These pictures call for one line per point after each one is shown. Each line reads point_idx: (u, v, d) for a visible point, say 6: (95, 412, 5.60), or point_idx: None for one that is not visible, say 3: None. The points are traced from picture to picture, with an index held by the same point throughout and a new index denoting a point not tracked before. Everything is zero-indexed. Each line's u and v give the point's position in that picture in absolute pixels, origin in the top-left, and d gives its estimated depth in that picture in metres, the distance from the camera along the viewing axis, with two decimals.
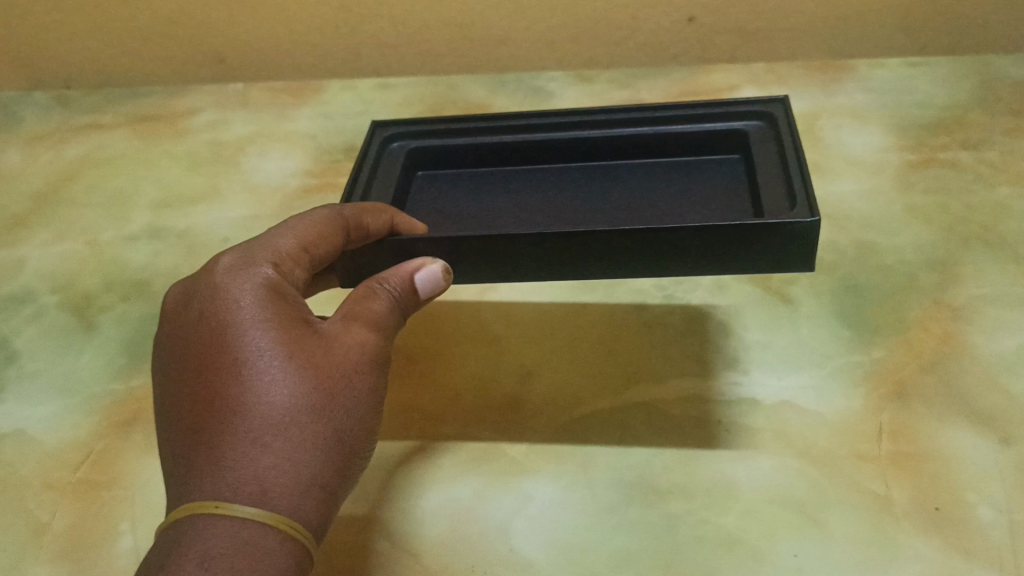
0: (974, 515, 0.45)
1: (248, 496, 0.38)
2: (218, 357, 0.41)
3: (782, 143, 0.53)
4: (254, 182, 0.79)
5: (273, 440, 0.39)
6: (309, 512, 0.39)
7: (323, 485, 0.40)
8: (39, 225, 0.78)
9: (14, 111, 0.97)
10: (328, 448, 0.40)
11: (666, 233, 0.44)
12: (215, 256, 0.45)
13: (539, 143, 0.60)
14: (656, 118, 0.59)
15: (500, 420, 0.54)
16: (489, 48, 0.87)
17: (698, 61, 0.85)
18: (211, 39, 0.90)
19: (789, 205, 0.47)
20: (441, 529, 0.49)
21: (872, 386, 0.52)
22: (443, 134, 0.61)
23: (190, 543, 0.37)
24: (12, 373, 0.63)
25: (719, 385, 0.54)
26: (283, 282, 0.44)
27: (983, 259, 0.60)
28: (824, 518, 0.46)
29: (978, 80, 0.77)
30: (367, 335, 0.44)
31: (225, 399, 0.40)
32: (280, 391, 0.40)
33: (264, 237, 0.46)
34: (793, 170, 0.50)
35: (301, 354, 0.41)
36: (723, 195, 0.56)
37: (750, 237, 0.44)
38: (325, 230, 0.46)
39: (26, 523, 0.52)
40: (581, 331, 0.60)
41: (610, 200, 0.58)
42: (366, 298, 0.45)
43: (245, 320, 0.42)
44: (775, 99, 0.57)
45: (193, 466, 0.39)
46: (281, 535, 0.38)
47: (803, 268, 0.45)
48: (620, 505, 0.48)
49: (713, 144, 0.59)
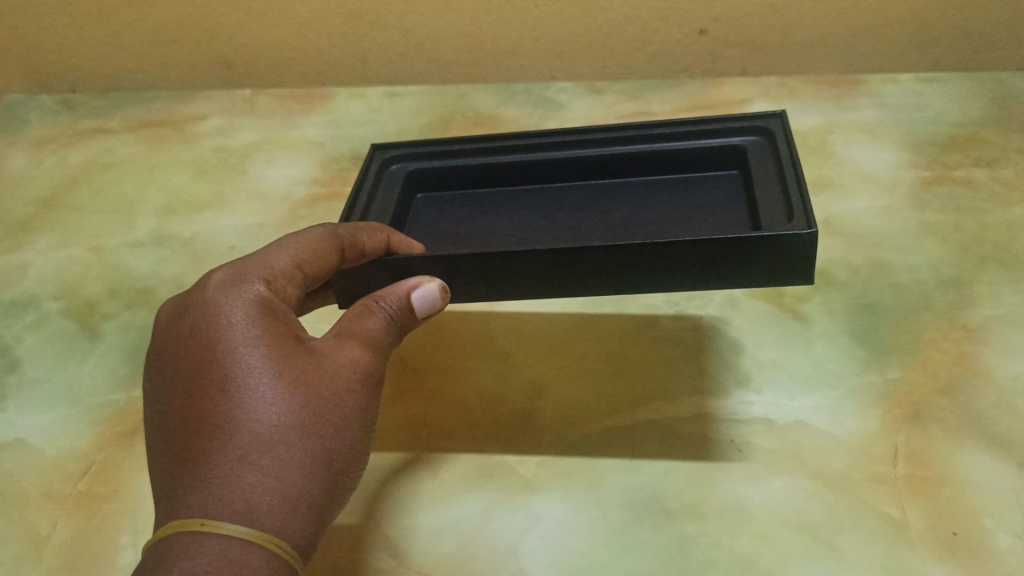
0: (992, 542, 0.44)
1: (234, 514, 0.37)
2: (207, 373, 0.40)
3: (780, 158, 0.52)
4: (262, 189, 0.78)
5: (261, 458, 0.38)
6: (296, 531, 0.38)
7: (311, 505, 0.39)
8: (43, 230, 0.78)
9: (19, 114, 0.96)
10: (316, 467, 0.40)
11: (661, 249, 0.43)
12: (206, 273, 0.45)
13: (541, 161, 0.59)
14: (655, 135, 0.58)
15: (506, 436, 0.54)
16: (498, 58, 0.86)
17: (709, 75, 0.85)
18: (219, 45, 0.89)
19: (787, 218, 0.47)
20: (449, 547, 0.48)
21: (886, 408, 0.52)
22: (442, 155, 0.61)
23: (176, 560, 0.36)
24: (12, 381, 0.62)
25: (728, 403, 0.53)
26: (274, 299, 0.44)
27: (998, 279, 0.59)
28: (839, 542, 0.45)
29: (992, 97, 0.77)
30: (361, 352, 0.43)
31: (213, 416, 0.39)
32: (269, 408, 0.39)
33: (257, 255, 0.46)
34: (791, 186, 0.49)
35: (292, 371, 0.41)
36: (723, 210, 0.55)
37: (747, 251, 0.43)
38: (318, 247, 0.46)
39: (26, 536, 0.52)
40: (591, 346, 0.59)
41: (610, 218, 0.57)
42: (361, 316, 0.44)
43: (236, 337, 0.41)
44: (773, 113, 0.55)
45: (179, 484, 0.38)
46: (267, 554, 0.37)
47: (802, 281, 0.44)
48: (631, 525, 0.48)
49: (713, 160, 0.58)
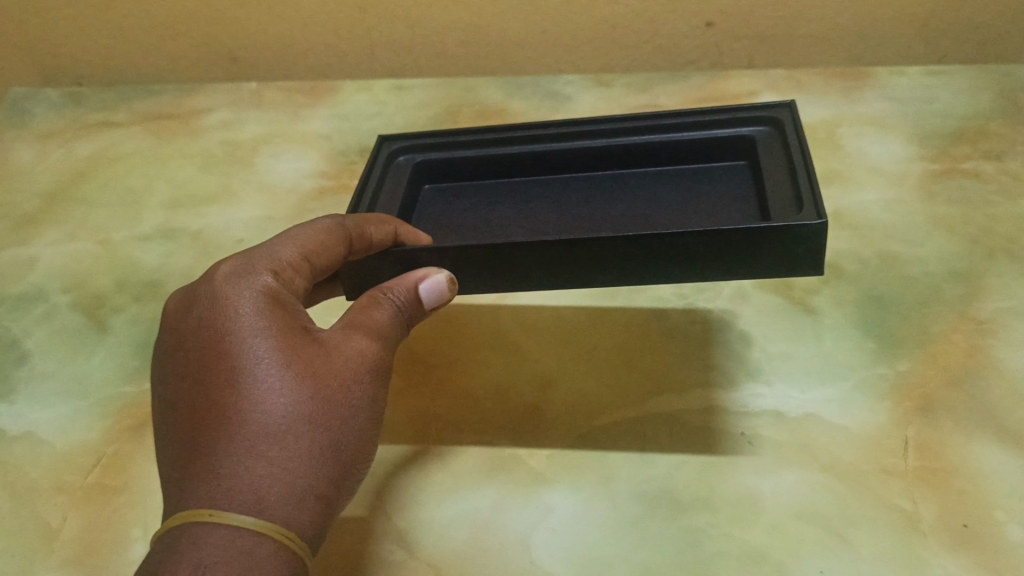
0: (1004, 534, 0.44)
1: (243, 505, 0.37)
2: (216, 364, 0.40)
3: (789, 146, 0.52)
4: (269, 182, 0.78)
5: (270, 449, 0.38)
6: (304, 522, 0.38)
7: (319, 496, 0.39)
8: (51, 224, 0.78)
9: (26, 108, 0.96)
10: (324, 458, 0.39)
11: (670, 239, 0.43)
12: (214, 265, 0.45)
13: (547, 153, 0.59)
14: (662, 126, 0.58)
15: (517, 428, 0.54)
16: (505, 51, 0.86)
17: (716, 68, 0.85)
18: (224, 38, 0.89)
19: (797, 208, 0.46)
20: (460, 539, 0.48)
21: (896, 400, 0.52)
22: (449, 147, 0.60)
23: (184, 551, 0.36)
24: (21, 374, 0.62)
25: (738, 395, 0.53)
26: (283, 291, 0.44)
27: (1007, 271, 0.59)
28: (850, 534, 0.45)
29: (1001, 89, 0.76)
30: (368, 344, 0.43)
31: (222, 407, 0.39)
32: (278, 399, 0.39)
33: (264, 245, 0.46)
34: (800, 174, 0.48)
35: (300, 362, 0.41)
36: (731, 201, 0.55)
37: (757, 241, 0.42)
38: (326, 239, 0.46)
39: (36, 529, 0.52)
40: (600, 338, 0.59)
41: (618, 210, 0.57)
42: (370, 307, 0.44)
43: (244, 328, 0.41)
44: (783, 103, 0.55)
45: (188, 475, 0.38)
46: (276, 545, 0.37)
47: (812, 272, 0.44)
48: (642, 518, 0.48)
49: (721, 151, 0.57)
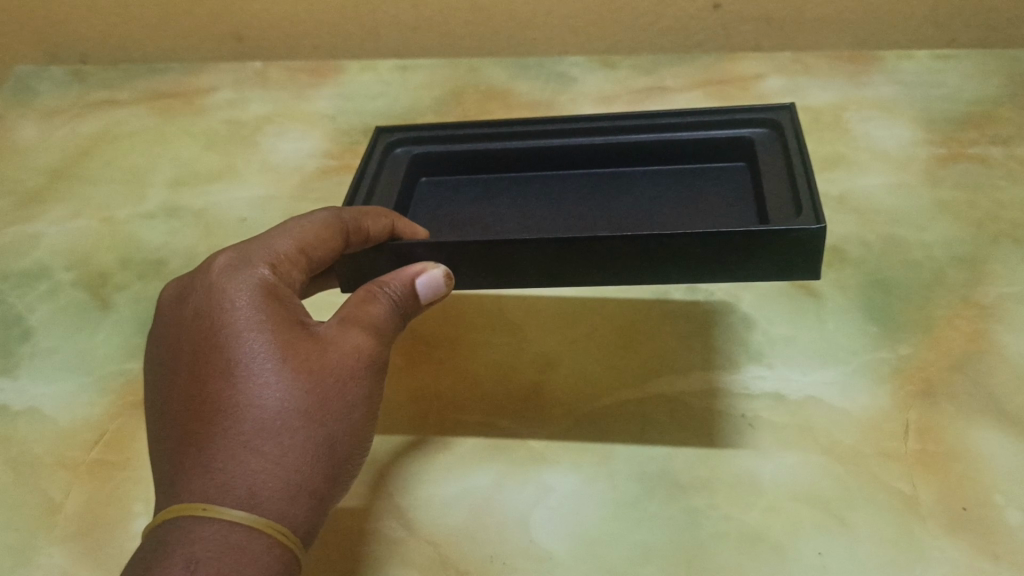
0: (1002, 517, 0.44)
1: (237, 499, 0.37)
2: (210, 358, 0.40)
3: (788, 151, 0.51)
4: (273, 162, 0.78)
5: (264, 444, 0.38)
6: (296, 518, 0.38)
7: (313, 491, 0.39)
8: (55, 201, 0.78)
9: (29, 85, 0.96)
10: (319, 453, 0.39)
11: (667, 241, 0.42)
12: (210, 256, 0.44)
13: (546, 149, 0.59)
14: (658, 126, 0.57)
15: (520, 410, 0.54)
16: (510, 31, 0.86)
17: (724, 50, 0.84)
18: (232, 16, 0.89)
19: (795, 212, 0.46)
20: (461, 517, 0.48)
21: (898, 384, 0.52)
22: (448, 139, 0.60)
23: (176, 546, 0.36)
24: (25, 350, 0.63)
25: (740, 377, 0.53)
26: (278, 284, 0.43)
27: (1012, 256, 0.59)
28: (847, 516, 0.45)
29: (1009, 72, 0.76)
30: (364, 339, 0.43)
31: (216, 401, 0.39)
32: (273, 394, 0.39)
33: (261, 237, 0.45)
34: (800, 176, 0.48)
35: (295, 357, 0.40)
36: (730, 200, 0.54)
37: (754, 245, 0.42)
38: (322, 233, 0.45)
39: (38, 503, 0.52)
40: (602, 320, 0.59)
41: (618, 208, 0.56)
42: (364, 301, 0.44)
43: (240, 322, 0.41)
44: (782, 105, 0.54)
45: (181, 468, 0.38)
46: (269, 540, 0.37)
47: (808, 276, 0.43)
48: (642, 497, 0.48)
49: (717, 151, 0.57)
